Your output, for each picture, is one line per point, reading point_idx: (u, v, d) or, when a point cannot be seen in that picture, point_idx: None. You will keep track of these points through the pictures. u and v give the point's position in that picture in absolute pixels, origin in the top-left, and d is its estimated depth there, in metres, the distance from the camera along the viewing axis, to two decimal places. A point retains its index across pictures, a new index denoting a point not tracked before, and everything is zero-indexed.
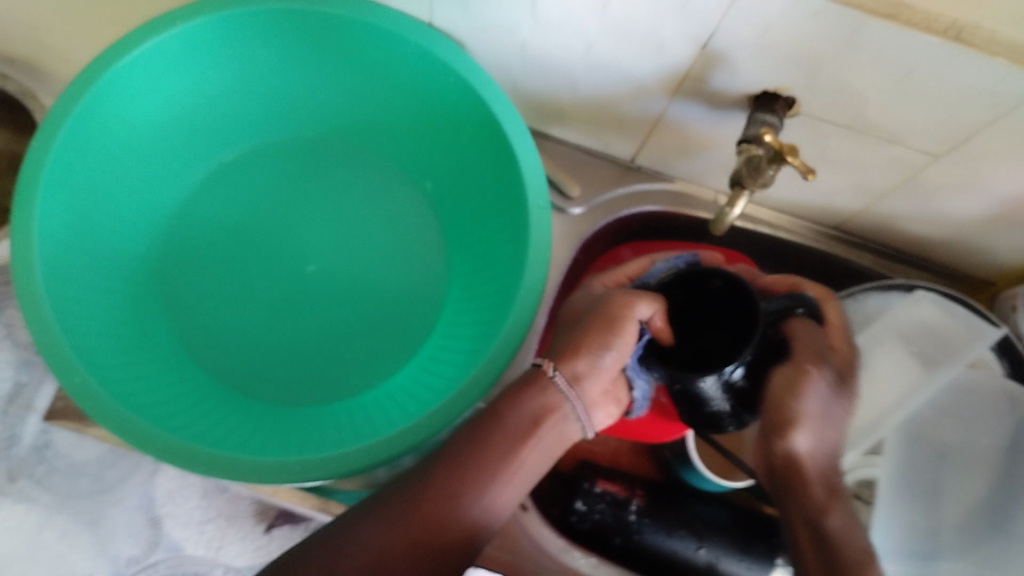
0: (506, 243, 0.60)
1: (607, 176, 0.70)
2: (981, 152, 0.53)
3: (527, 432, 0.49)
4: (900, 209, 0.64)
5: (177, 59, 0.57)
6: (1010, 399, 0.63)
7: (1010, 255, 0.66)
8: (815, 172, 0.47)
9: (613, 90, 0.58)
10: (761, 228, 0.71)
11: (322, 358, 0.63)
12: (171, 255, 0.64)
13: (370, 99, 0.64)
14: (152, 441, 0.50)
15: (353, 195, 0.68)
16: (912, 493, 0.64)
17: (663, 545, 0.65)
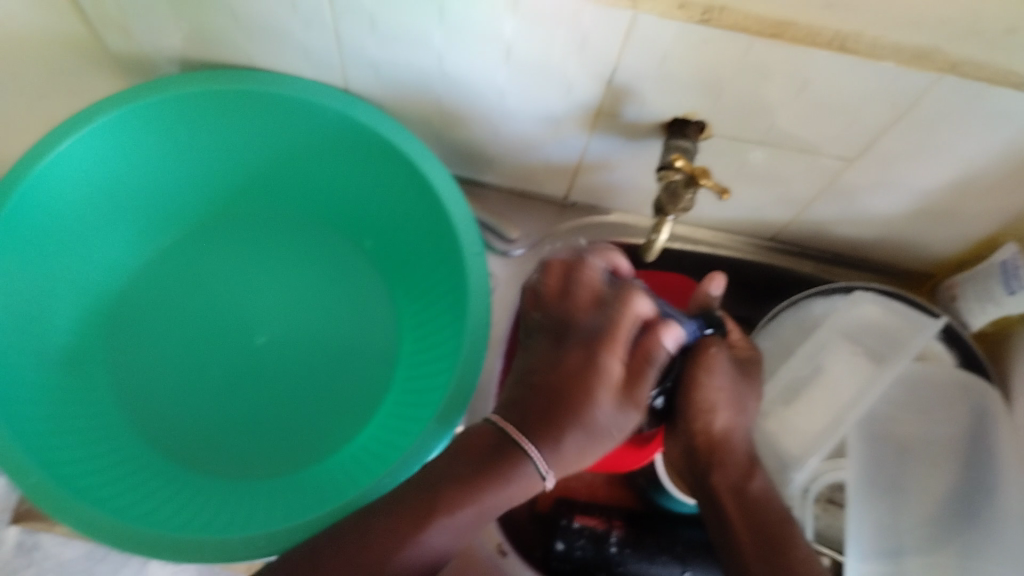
0: (448, 292, 0.61)
1: (546, 216, 0.71)
2: (891, 151, 0.55)
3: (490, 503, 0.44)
4: (829, 214, 0.66)
5: (103, 151, 0.58)
6: (962, 386, 0.64)
7: (943, 245, 0.68)
8: (729, 190, 0.49)
9: (535, 133, 0.60)
10: (702, 248, 0.73)
11: (280, 428, 0.63)
12: (121, 344, 0.64)
13: (300, 166, 0.65)
14: (111, 533, 0.50)
15: (294, 263, 0.68)
16: (877, 490, 0.62)
17: (647, 573, 0.66)
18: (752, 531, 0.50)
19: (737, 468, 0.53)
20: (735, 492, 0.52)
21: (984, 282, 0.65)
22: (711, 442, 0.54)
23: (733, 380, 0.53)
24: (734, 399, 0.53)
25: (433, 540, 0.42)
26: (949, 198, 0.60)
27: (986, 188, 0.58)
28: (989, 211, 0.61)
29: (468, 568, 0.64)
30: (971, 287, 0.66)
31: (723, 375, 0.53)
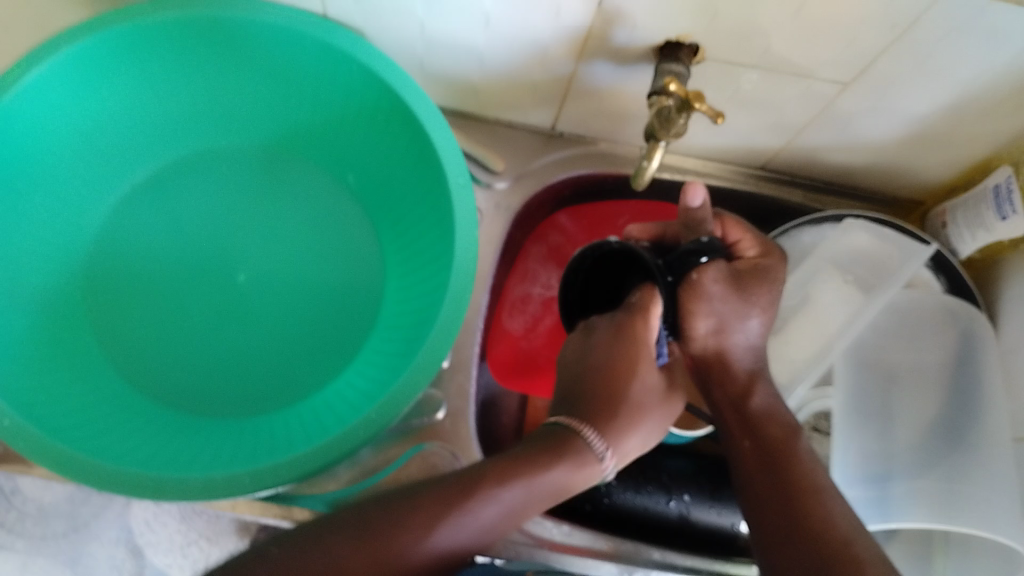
0: (434, 225, 0.60)
1: (530, 145, 0.69)
2: (887, 75, 0.54)
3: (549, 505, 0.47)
4: (821, 141, 0.64)
5: (69, 83, 0.55)
6: (947, 312, 0.65)
7: (934, 170, 0.67)
8: (723, 116, 0.48)
9: (521, 59, 0.58)
10: (690, 177, 0.71)
11: (266, 367, 0.62)
12: (95, 284, 0.62)
13: (278, 98, 0.63)
14: (98, 476, 0.49)
15: (274, 199, 0.66)
16: (866, 416, 0.63)
17: (634, 503, 0.66)
18: (753, 448, 0.52)
19: (734, 385, 0.54)
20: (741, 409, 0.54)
21: (977, 208, 0.64)
22: (708, 361, 0.55)
23: (723, 299, 0.52)
24: (727, 319, 0.53)
25: (377, 566, 0.41)
26: (943, 122, 0.59)
27: (982, 111, 0.57)
28: (982, 134, 0.60)
29: None
30: (962, 211, 0.66)
31: (712, 298, 0.52)
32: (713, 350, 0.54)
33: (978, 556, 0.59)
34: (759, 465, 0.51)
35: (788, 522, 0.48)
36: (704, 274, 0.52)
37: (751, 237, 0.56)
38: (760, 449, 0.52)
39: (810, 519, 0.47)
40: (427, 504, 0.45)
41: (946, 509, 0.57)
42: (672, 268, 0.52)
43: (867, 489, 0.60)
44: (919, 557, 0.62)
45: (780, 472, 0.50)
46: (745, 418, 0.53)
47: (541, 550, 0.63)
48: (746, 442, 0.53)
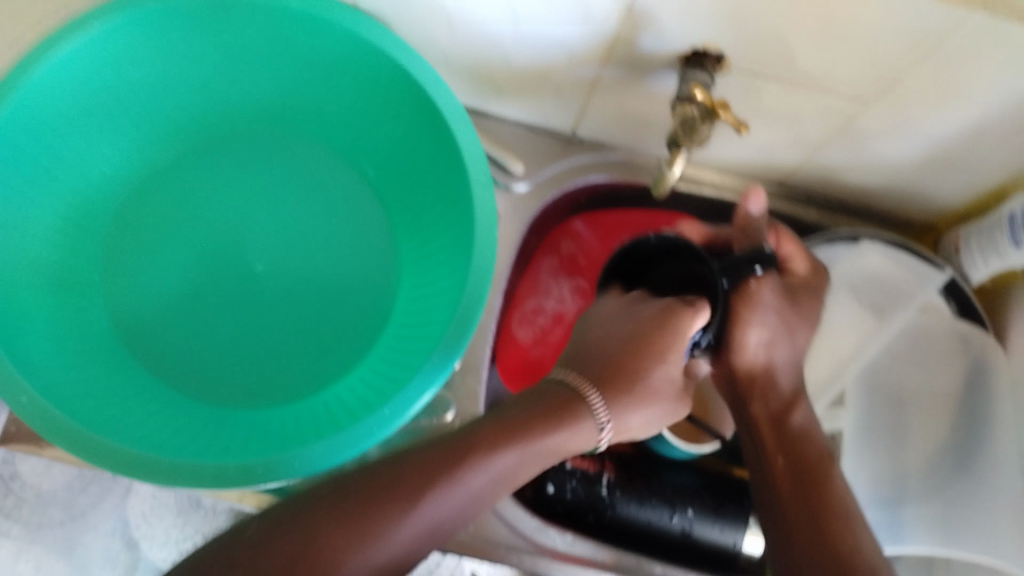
0: (452, 223, 0.60)
1: (550, 150, 0.70)
2: (910, 94, 0.54)
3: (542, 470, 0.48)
4: (840, 159, 0.65)
5: (97, 63, 0.56)
6: (961, 339, 0.65)
7: (951, 194, 0.67)
8: (747, 126, 0.48)
9: (546, 60, 0.58)
10: (707, 190, 0.72)
11: (278, 357, 0.62)
12: (111, 266, 0.63)
13: (303, 88, 0.63)
14: (103, 453, 0.49)
15: (293, 190, 0.67)
16: (879, 437, 0.64)
17: (637, 516, 0.65)
18: (788, 468, 0.52)
19: (778, 398, 0.55)
20: (773, 424, 0.54)
21: (991, 234, 0.64)
22: (751, 376, 0.56)
23: (779, 313, 0.55)
24: (778, 334, 0.55)
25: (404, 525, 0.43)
26: (963, 145, 0.59)
27: (1003, 136, 0.57)
28: (1001, 159, 0.60)
29: None
30: (976, 238, 0.66)
31: (767, 307, 0.54)
32: (760, 363, 0.55)
33: None
34: (791, 477, 0.52)
35: (813, 542, 0.48)
36: (761, 283, 0.54)
37: (802, 255, 0.58)
38: (793, 468, 0.52)
39: (833, 538, 0.48)
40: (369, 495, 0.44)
41: (948, 531, 0.59)
42: (728, 274, 0.53)
43: (876, 510, 0.61)
44: None
45: (813, 493, 0.50)
46: (778, 435, 0.54)
47: (542, 558, 0.64)
48: (779, 459, 0.53)
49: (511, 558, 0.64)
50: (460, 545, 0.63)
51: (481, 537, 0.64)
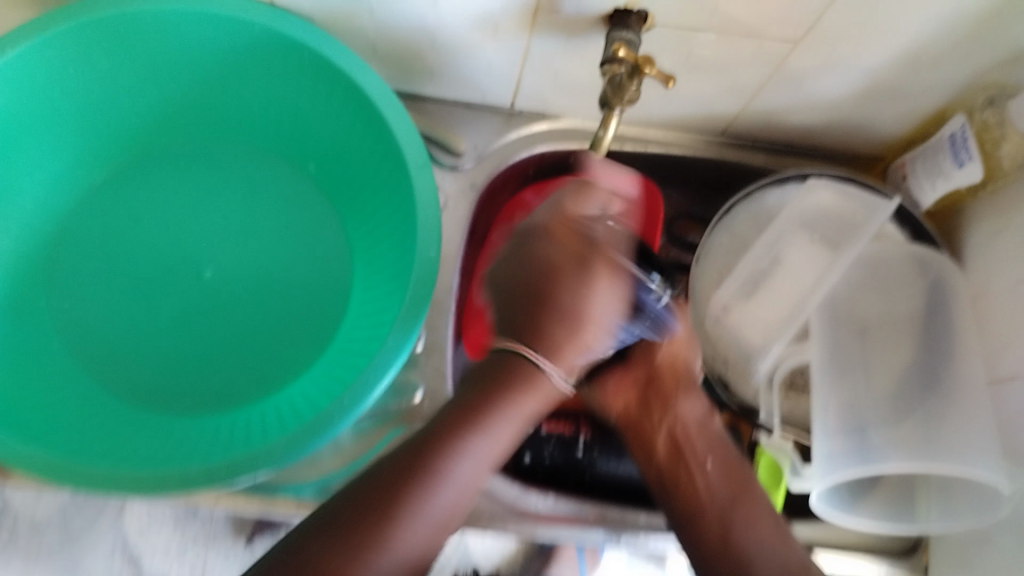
0: (396, 210, 0.60)
1: (492, 124, 0.69)
2: (835, 31, 0.54)
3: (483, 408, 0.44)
4: (777, 101, 0.65)
5: (19, 87, 0.55)
6: (919, 263, 0.66)
7: (893, 123, 0.68)
8: (674, 79, 0.49)
9: (472, 36, 0.58)
10: (653, 147, 0.72)
11: (236, 362, 0.62)
12: (58, 284, 0.62)
13: (232, 88, 0.62)
14: (69, 476, 0.50)
15: (237, 193, 0.66)
16: (840, 370, 0.63)
17: (618, 472, 0.69)
18: (721, 470, 0.54)
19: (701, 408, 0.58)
20: (694, 430, 0.57)
21: (935, 158, 0.65)
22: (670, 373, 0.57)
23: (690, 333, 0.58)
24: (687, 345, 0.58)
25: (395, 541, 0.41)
26: (896, 73, 0.60)
27: (934, 59, 0.58)
28: (937, 82, 0.61)
29: None
30: (921, 162, 0.67)
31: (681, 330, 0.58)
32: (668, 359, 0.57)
33: (959, 499, 0.61)
34: (721, 482, 0.53)
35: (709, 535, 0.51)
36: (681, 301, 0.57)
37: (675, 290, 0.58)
38: (722, 468, 0.54)
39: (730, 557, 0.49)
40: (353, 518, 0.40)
41: (926, 454, 0.57)
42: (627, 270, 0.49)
43: (846, 441, 0.60)
44: (901, 505, 0.63)
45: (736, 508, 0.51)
46: (691, 448, 0.55)
47: (527, 523, 0.64)
48: (708, 463, 0.54)
49: (497, 526, 0.64)
50: None
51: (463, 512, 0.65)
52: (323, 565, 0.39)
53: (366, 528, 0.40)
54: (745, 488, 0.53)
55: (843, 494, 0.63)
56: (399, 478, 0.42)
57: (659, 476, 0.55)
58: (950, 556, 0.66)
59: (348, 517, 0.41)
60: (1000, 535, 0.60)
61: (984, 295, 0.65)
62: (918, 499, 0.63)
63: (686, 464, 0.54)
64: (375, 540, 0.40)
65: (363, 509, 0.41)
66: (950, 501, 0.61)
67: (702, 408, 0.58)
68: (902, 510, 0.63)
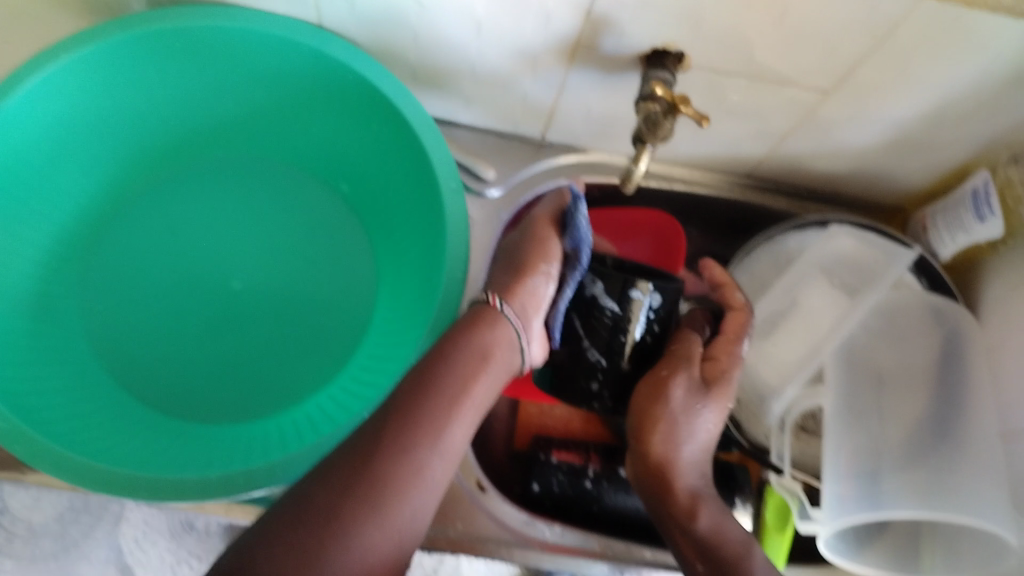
0: (426, 231, 0.61)
1: (522, 154, 0.71)
2: (867, 82, 0.56)
3: (478, 360, 0.49)
4: (805, 147, 0.66)
5: (68, 94, 0.56)
6: (935, 312, 0.67)
7: (917, 175, 0.69)
8: (708, 118, 0.50)
9: (510, 68, 0.59)
10: (677, 184, 0.73)
11: (258, 376, 0.63)
12: (87, 287, 0.63)
13: (271, 106, 0.64)
14: (90, 475, 0.50)
15: (268, 205, 0.67)
16: (855, 412, 0.63)
17: (625, 505, 0.68)
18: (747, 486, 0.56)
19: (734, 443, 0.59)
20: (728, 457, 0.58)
21: (955, 211, 0.66)
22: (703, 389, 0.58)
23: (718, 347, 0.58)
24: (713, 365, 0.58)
25: (358, 533, 0.41)
26: (925, 127, 0.61)
27: (962, 117, 0.59)
28: (962, 138, 0.62)
29: (452, 505, 0.66)
30: (942, 214, 0.68)
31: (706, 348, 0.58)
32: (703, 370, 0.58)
33: (965, 550, 0.60)
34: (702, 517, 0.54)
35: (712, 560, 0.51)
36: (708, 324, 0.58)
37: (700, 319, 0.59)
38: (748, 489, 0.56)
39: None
40: (314, 512, 0.41)
41: (932, 497, 0.57)
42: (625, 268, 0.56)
43: (855, 485, 0.60)
44: (906, 551, 0.63)
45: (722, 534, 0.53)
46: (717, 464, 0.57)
47: (532, 550, 0.65)
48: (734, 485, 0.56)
49: (503, 554, 0.64)
50: (451, 546, 0.64)
51: (471, 536, 0.65)
52: (282, 551, 0.39)
53: (327, 521, 0.40)
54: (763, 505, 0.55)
55: (849, 538, 0.64)
56: (366, 459, 0.43)
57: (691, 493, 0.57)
58: None
59: (324, 497, 0.41)
60: None
61: (997, 348, 0.66)
62: (925, 549, 0.63)
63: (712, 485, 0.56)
64: (336, 530, 0.40)
65: (325, 497, 0.41)
66: (953, 552, 0.61)
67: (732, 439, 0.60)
68: (907, 557, 0.63)
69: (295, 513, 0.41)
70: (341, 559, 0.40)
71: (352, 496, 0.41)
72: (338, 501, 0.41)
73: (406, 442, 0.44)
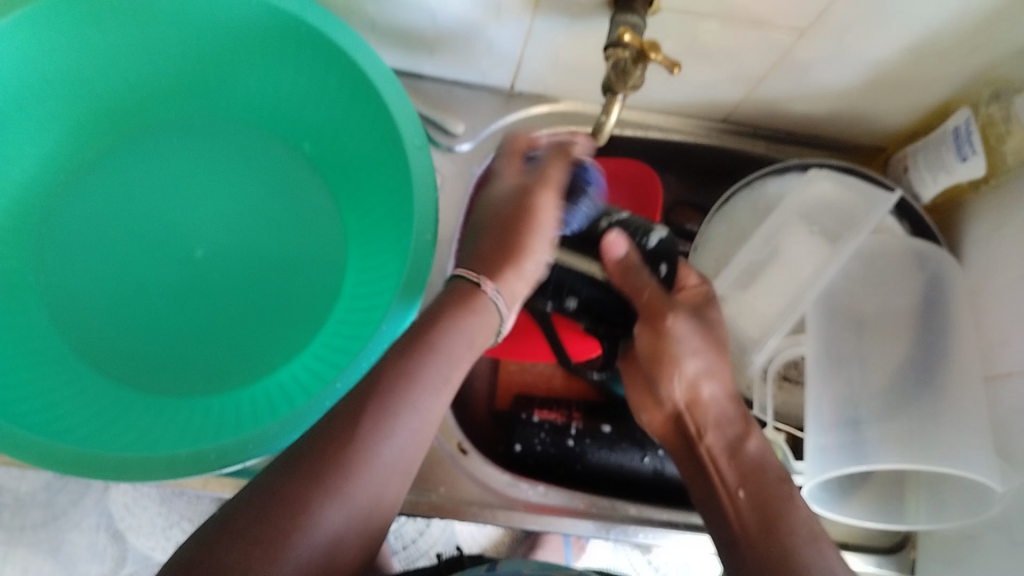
0: (393, 189, 0.59)
1: (491, 106, 0.68)
2: (843, 20, 0.53)
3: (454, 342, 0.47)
4: (782, 89, 0.64)
5: (4, 59, 0.54)
6: (918, 256, 0.65)
7: (897, 115, 0.67)
8: (680, 66, 0.48)
9: (473, 15, 0.57)
10: (653, 132, 0.71)
11: (227, 345, 0.61)
12: (46, 263, 0.60)
13: (225, 64, 0.61)
14: (54, 455, 0.49)
15: (229, 168, 0.65)
16: (837, 363, 0.63)
17: (609, 461, 0.67)
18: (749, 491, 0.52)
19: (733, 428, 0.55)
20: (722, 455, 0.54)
21: (937, 151, 0.64)
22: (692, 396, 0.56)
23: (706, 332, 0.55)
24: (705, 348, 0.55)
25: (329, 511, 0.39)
26: (902, 65, 0.59)
27: (940, 53, 0.57)
28: (942, 75, 0.60)
29: (433, 468, 0.65)
30: (924, 155, 0.66)
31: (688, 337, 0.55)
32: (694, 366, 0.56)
33: (951, 496, 0.60)
34: (750, 506, 0.51)
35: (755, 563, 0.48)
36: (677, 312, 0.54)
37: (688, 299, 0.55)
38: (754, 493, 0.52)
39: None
40: (282, 489, 0.39)
41: (915, 452, 0.57)
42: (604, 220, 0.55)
43: (840, 436, 0.60)
44: (891, 499, 0.63)
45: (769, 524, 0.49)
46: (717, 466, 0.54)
47: (516, 511, 0.64)
48: (740, 491, 0.52)
49: (486, 516, 0.64)
50: (434, 510, 0.63)
51: (453, 498, 0.64)
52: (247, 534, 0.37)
53: (294, 497, 0.39)
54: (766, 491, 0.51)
55: (833, 488, 0.63)
56: (334, 448, 0.41)
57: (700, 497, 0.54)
58: (935, 551, 0.65)
59: (284, 485, 0.39)
60: (988, 534, 0.60)
61: (980, 291, 0.65)
62: (908, 495, 0.63)
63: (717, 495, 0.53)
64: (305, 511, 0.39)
65: (293, 473, 0.40)
66: (937, 497, 0.61)
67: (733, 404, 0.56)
68: (890, 505, 0.63)
69: (259, 493, 0.39)
70: (310, 538, 0.38)
71: (323, 475, 0.40)
72: (309, 476, 0.40)
73: (382, 430, 0.42)
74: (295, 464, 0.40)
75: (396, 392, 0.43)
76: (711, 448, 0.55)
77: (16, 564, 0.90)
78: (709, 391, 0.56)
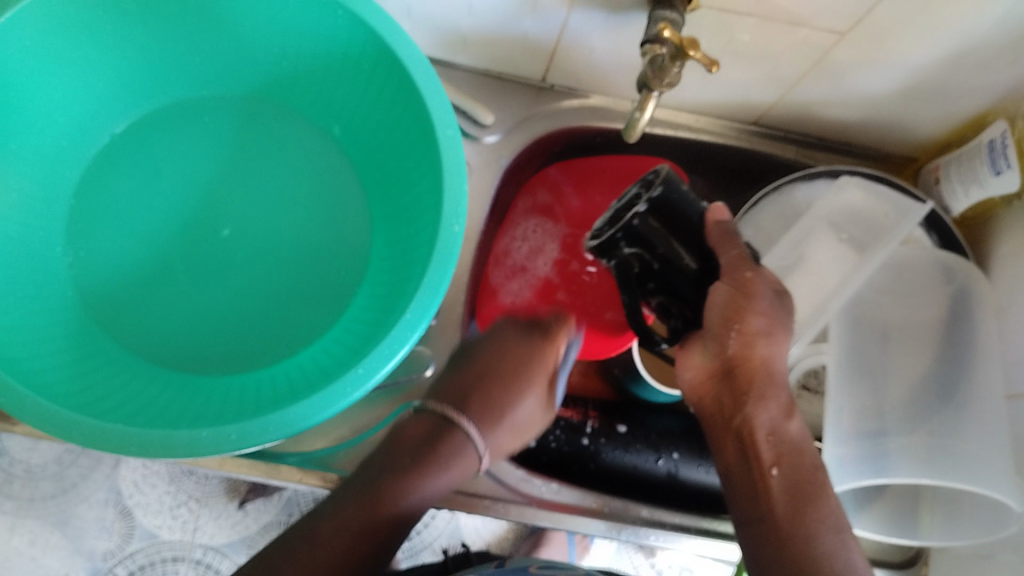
0: (422, 177, 0.59)
1: (522, 98, 0.68)
2: (885, 24, 0.53)
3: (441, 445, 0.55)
4: (817, 93, 0.63)
5: (42, 28, 0.53)
6: (945, 270, 0.64)
7: (931, 125, 0.66)
8: (718, 64, 0.47)
9: (510, 6, 0.56)
10: (683, 132, 0.70)
11: (248, 325, 0.61)
12: (74, 236, 0.61)
13: (260, 45, 0.61)
14: (74, 428, 0.48)
15: (259, 148, 0.65)
16: (858, 373, 0.62)
17: (623, 461, 0.67)
18: (782, 476, 0.53)
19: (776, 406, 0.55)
20: (762, 434, 0.55)
21: (970, 164, 0.63)
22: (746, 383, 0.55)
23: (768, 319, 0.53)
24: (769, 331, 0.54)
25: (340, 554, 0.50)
26: (942, 73, 0.58)
27: (981, 63, 0.56)
28: (982, 86, 0.59)
29: None
30: (956, 167, 0.65)
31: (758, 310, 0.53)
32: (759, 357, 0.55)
33: (966, 514, 0.59)
34: (781, 491, 0.52)
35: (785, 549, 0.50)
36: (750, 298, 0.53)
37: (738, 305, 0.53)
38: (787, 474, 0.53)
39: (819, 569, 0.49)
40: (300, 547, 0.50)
41: (936, 465, 0.56)
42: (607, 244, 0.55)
43: (858, 447, 0.59)
44: (904, 514, 0.63)
45: (797, 507, 0.52)
46: (756, 451, 0.54)
47: (529, 507, 0.64)
48: (773, 469, 0.53)
49: (498, 510, 0.63)
50: (446, 502, 0.63)
51: (466, 491, 0.64)
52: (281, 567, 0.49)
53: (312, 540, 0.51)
54: (800, 485, 0.52)
55: (846, 502, 0.63)
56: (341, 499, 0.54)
57: (730, 475, 0.56)
58: (948, 567, 0.65)
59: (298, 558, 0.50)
60: (1004, 551, 0.59)
61: (1006, 307, 0.64)
62: (923, 510, 0.62)
63: (753, 466, 0.54)
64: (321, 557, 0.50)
65: (307, 542, 0.51)
66: (953, 515, 0.60)
67: (775, 412, 0.55)
68: (904, 520, 0.62)
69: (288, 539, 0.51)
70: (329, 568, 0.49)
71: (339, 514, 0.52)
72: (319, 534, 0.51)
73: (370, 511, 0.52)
74: (304, 539, 0.51)
75: (375, 498, 0.52)
76: (755, 422, 0.55)
77: (23, 535, 0.91)
78: (763, 350, 0.54)
